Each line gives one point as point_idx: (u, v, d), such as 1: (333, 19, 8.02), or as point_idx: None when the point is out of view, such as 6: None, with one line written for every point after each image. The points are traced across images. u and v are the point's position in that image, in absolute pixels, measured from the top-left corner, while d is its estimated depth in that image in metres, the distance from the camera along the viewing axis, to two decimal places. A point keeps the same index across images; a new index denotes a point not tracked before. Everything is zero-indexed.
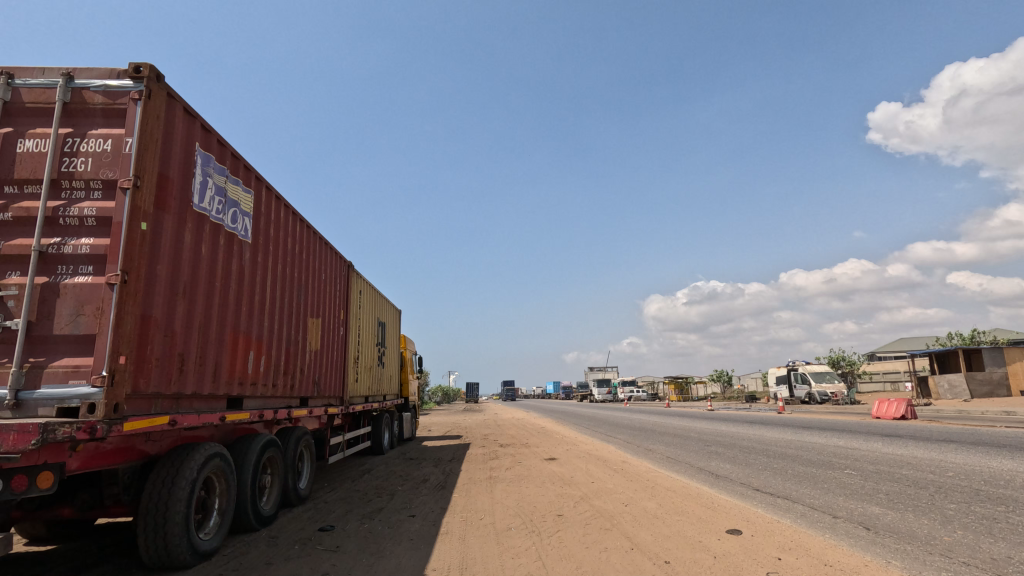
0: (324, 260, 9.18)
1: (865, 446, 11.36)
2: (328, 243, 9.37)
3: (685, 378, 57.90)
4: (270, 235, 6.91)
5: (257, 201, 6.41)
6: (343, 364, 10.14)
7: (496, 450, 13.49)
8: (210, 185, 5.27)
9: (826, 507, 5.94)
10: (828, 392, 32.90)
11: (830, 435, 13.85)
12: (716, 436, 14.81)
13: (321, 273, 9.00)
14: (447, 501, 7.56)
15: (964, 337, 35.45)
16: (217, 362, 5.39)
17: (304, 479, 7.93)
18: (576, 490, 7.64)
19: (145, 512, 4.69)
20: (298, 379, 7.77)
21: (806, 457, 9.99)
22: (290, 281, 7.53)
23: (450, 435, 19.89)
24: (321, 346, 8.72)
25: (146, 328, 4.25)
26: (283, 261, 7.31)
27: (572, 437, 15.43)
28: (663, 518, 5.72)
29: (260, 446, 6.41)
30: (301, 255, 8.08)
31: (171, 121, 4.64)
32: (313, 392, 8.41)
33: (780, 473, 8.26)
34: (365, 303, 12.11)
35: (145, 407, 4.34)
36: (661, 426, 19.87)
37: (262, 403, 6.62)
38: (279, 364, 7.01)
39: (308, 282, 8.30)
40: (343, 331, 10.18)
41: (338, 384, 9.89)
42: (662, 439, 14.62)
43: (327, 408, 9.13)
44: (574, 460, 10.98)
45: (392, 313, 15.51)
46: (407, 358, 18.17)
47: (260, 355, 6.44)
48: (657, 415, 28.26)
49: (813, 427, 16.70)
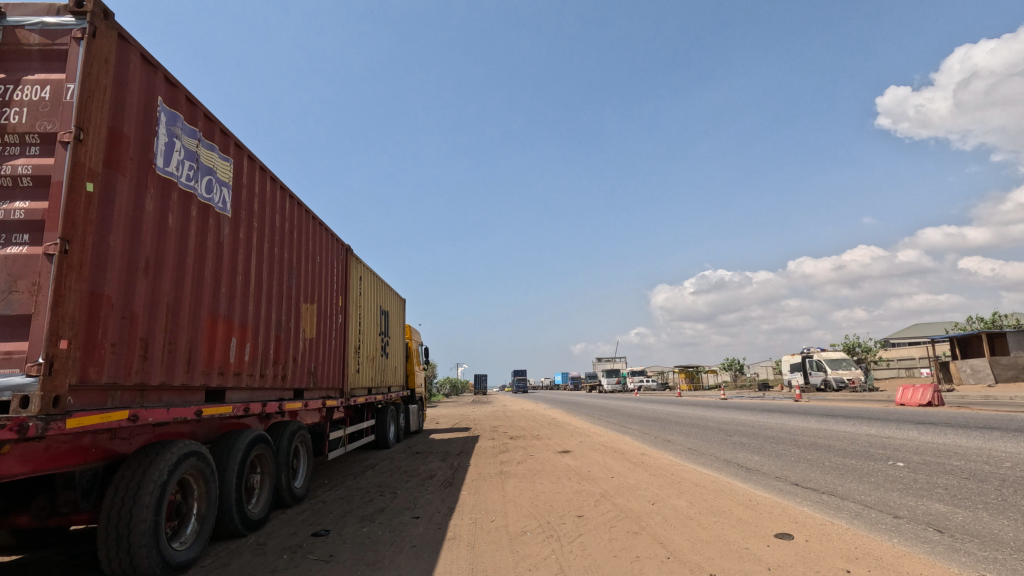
0: (318, 242, 8.52)
1: (901, 434, 10.62)
2: (323, 223, 8.73)
3: (696, 368, 57.05)
4: (255, 211, 6.24)
5: (236, 171, 5.75)
6: (342, 354, 9.52)
7: (506, 443, 12.86)
8: (177, 147, 4.62)
9: (881, 505, 5.24)
10: (845, 379, 32.06)
11: (859, 423, 13.10)
12: (737, 426, 14.09)
13: (316, 256, 8.36)
14: (455, 500, 6.91)
15: (986, 321, 34.45)
16: (190, 349, 4.77)
17: (299, 478, 7.34)
18: (596, 487, 6.98)
19: (106, 521, 4.08)
20: (292, 369, 7.16)
21: (839, 447, 9.27)
22: (279, 262, 6.87)
23: (457, 427, 19.30)
24: (316, 334, 8.10)
25: (96, 307, 3.62)
26: (271, 240, 6.65)
27: (584, 429, 14.75)
28: (699, 520, 5.03)
29: (247, 443, 5.81)
30: (292, 235, 7.42)
31: (124, 68, 3.98)
32: (309, 383, 7.79)
33: (818, 465, 7.55)
34: (366, 290, 11.47)
35: (99, 400, 3.73)
36: (676, 415, 19.20)
37: (249, 395, 5.99)
38: (268, 352, 6.38)
39: (301, 264, 7.64)
40: (341, 319, 9.55)
41: (338, 375, 9.28)
42: (678, 430, 13.95)
43: (326, 401, 8.51)
44: (589, 453, 10.34)
45: (396, 302, 14.90)
46: (412, 349, 17.57)
47: (245, 342, 5.81)
48: (671, 405, 27.57)
49: (837, 415, 15.98)
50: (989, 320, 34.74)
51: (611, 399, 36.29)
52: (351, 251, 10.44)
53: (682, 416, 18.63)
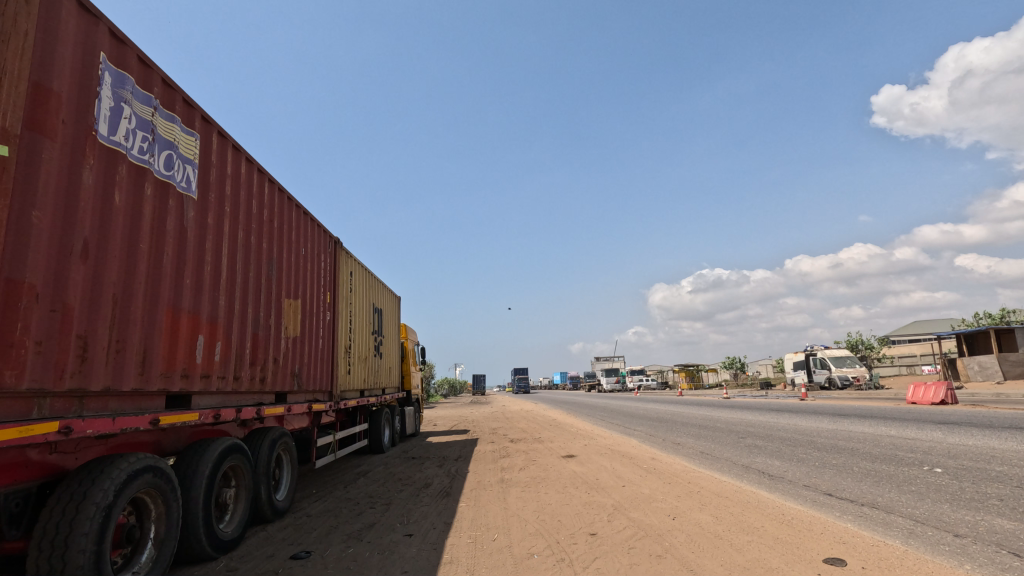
0: (302, 233, 7.86)
1: (925, 435, 10.06)
2: (309, 214, 8.09)
3: (696, 366, 56.53)
4: (228, 194, 5.59)
5: (203, 148, 5.09)
6: (330, 354, 8.87)
7: (506, 446, 12.24)
8: (126, 113, 3.97)
9: (934, 520, 4.62)
10: (850, 377, 31.54)
11: (876, 423, 12.53)
12: (747, 427, 13.51)
13: (300, 248, 7.71)
14: (452, 514, 6.27)
15: (992, 317, 34.02)
16: (145, 348, 4.12)
17: (282, 490, 6.70)
18: (607, 498, 6.34)
19: (37, 552, 3.45)
20: (272, 371, 6.51)
21: (864, 450, 8.68)
22: (256, 252, 6.21)
23: (455, 430, 18.65)
24: (301, 333, 7.45)
25: (11, 297, 2.99)
26: (247, 228, 5.99)
27: (588, 431, 14.14)
28: (730, 541, 4.41)
29: (219, 454, 5.17)
30: (272, 224, 6.76)
31: (53, 13, 3.34)
32: (292, 386, 7.13)
33: (848, 471, 6.94)
34: (357, 286, 10.81)
35: (21, 409, 3.10)
36: (682, 416, 18.62)
37: (221, 400, 5.34)
38: (243, 353, 5.73)
39: (282, 256, 6.98)
40: (329, 317, 8.89)
41: (326, 377, 8.63)
42: (686, 431, 13.36)
43: (312, 404, 7.86)
44: (595, 458, 9.72)
45: (391, 300, 14.27)
46: (408, 349, 16.93)
47: (215, 340, 5.15)
48: (673, 405, 27.01)
49: (849, 414, 15.44)
50: (994, 316, 34.31)
51: (612, 399, 35.71)
52: (340, 245, 9.78)
53: (688, 416, 18.05)
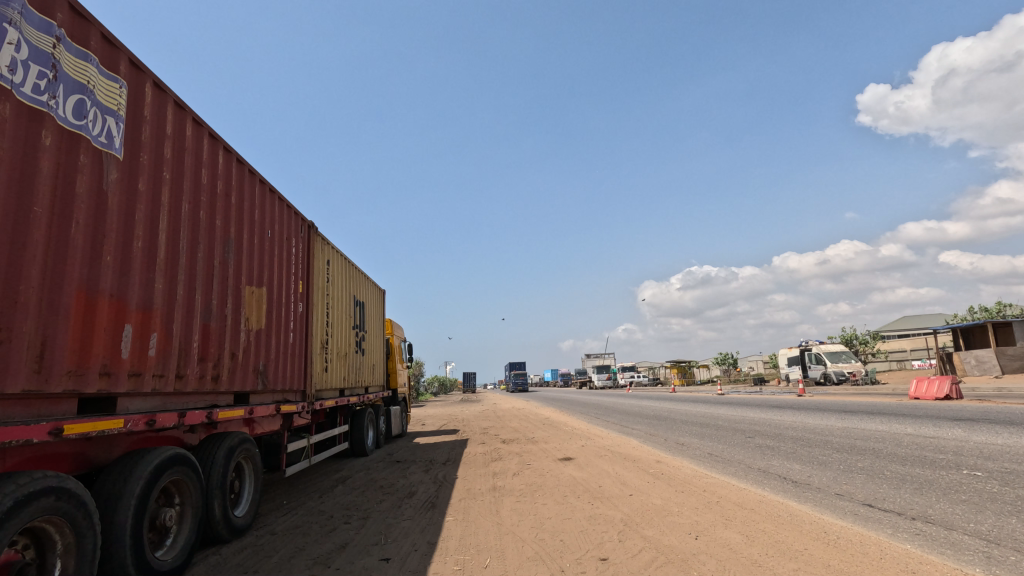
0: (268, 212, 6.95)
1: (946, 433, 9.42)
2: (277, 192, 7.19)
3: (688, 362, 56.03)
4: (174, 158, 4.72)
5: (136, 99, 4.23)
6: (302, 349, 7.99)
7: (498, 448, 11.44)
8: (14, 39, 3.10)
9: (1010, 540, 3.89)
10: (845, 373, 31.12)
11: (888, 420, 11.88)
12: (751, 425, 12.82)
13: (266, 230, 6.82)
14: (438, 532, 5.46)
15: (988, 311, 33.78)
16: (43, 338, 3.28)
17: (243, 505, 5.86)
18: (614, 512, 5.56)
19: None
20: (230, 368, 5.64)
21: (887, 451, 7.98)
22: (211, 230, 5.32)
23: (444, 430, 17.79)
24: (265, 325, 6.57)
25: None
26: (199, 201, 5.11)
27: (584, 430, 13.36)
28: (772, 570, 3.64)
29: (157, 468, 4.32)
30: (233, 199, 5.87)
31: None
32: (255, 385, 6.26)
33: (881, 477, 6.22)
34: (335, 276, 9.91)
35: None
36: (681, 413, 17.95)
37: (159, 404, 4.47)
38: (190, 347, 4.86)
39: (243, 236, 6.08)
40: (301, 308, 8.01)
41: (298, 374, 7.75)
42: (689, 430, 12.64)
43: (280, 405, 6.99)
44: (595, 461, 8.94)
45: (374, 293, 13.40)
46: (393, 345, 16.04)
47: (151, 331, 4.29)
48: (670, 401, 26.37)
49: (856, 410, 14.86)
50: (988, 310, 34.05)
51: (605, 397, 34.94)
52: (314, 230, 8.87)
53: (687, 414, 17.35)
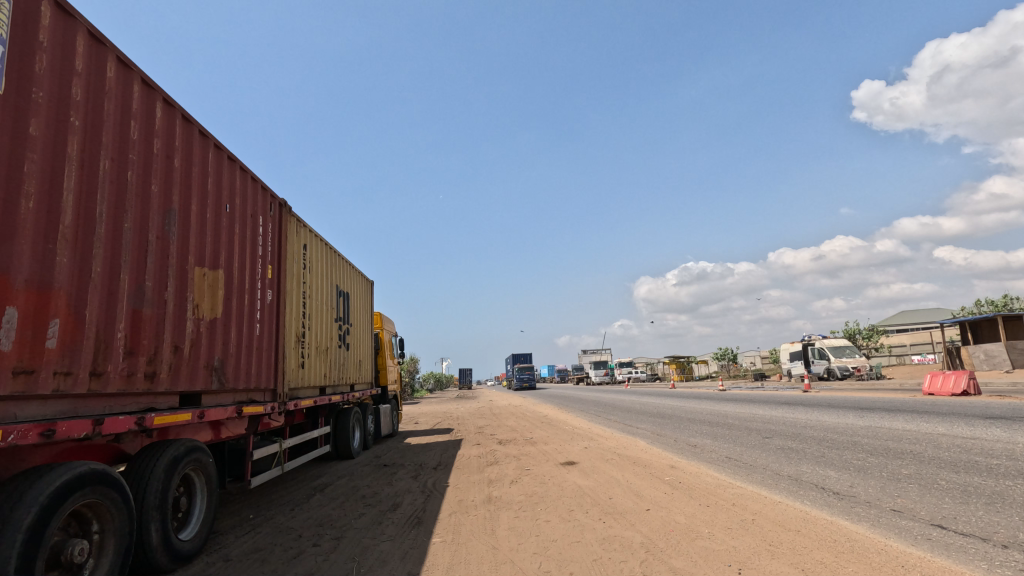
0: (229, 183, 5.99)
1: (985, 433, 8.59)
2: (239, 161, 6.23)
3: (687, 357, 55.20)
4: (88, 103, 3.79)
5: (26, 21, 3.30)
6: (271, 343, 7.06)
7: (493, 450, 10.56)
8: None
9: None
10: (850, 368, 30.40)
11: (914, 419, 11.05)
12: (765, 424, 11.97)
13: (225, 205, 5.87)
14: (421, 559, 4.57)
15: (996, 305, 33.03)
16: None
17: (190, 526, 4.96)
18: (632, 533, 4.70)
19: None
20: (173, 365, 4.72)
21: (929, 455, 7.13)
22: (145, 198, 4.38)
23: (437, 429, 16.86)
24: (222, 314, 5.64)
25: None
26: (129, 161, 4.19)
27: (586, 430, 12.49)
28: None
29: (61, 491, 3.42)
30: (178, 163, 4.92)
31: None
32: (208, 384, 5.34)
33: (939, 488, 5.36)
34: (313, 262, 8.95)
35: None
36: (687, 410, 17.10)
37: (66, 409, 3.56)
38: (114, 338, 3.95)
39: (192, 208, 5.12)
40: (270, 296, 7.07)
41: (265, 372, 6.82)
42: (699, 430, 11.77)
43: (243, 407, 6.08)
44: (602, 466, 8.06)
45: (360, 285, 12.45)
46: (383, 339, 15.10)
47: (51, 318, 3.39)
48: (671, 398, 25.52)
49: (873, 407, 14.04)
50: (995, 304, 33.33)
51: (604, 392, 34.02)
52: (287, 210, 7.90)
53: (693, 411, 16.49)
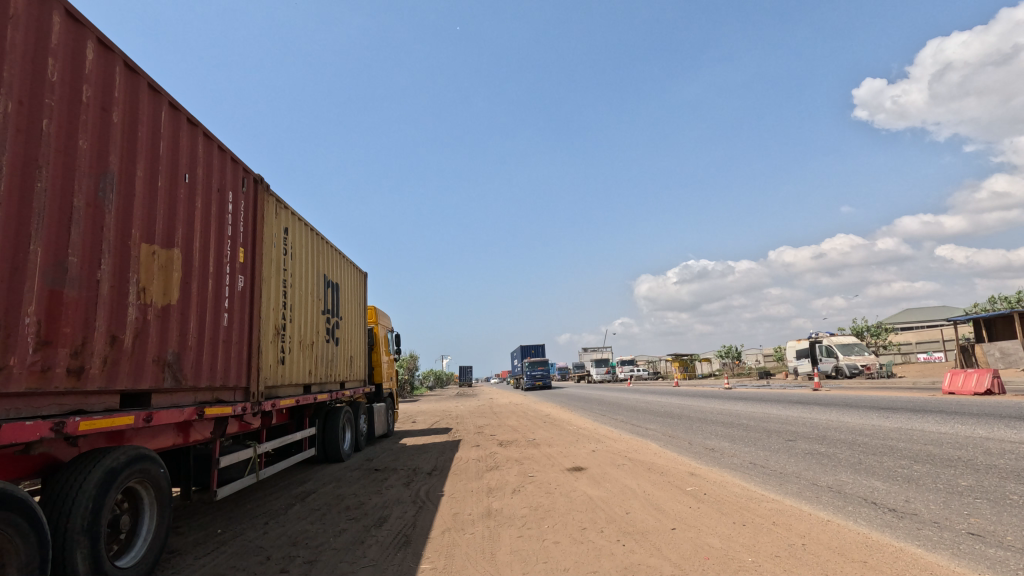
0: (188, 149, 5.17)
1: None
2: (201, 125, 5.40)
3: (690, 355, 54.44)
4: None
5: None
6: (244, 335, 6.27)
7: (493, 453, 9.78)
8: None
9: None
10: (859, 366, 29.62)
11: (947, 420, 10.27)
12: (785, 425, 11.18)
13: (183, 173, 5.05)
14: None
15: (1009, 302, 32.22)
16: None
17: (132, 552, 4.19)
18: (659, 561, 3.93)
19: None
20: (111, 360, 3.94)
21: (983, 462, 6.35)
22: (74, 155, 3.65)
23: (435, 428, 16.09)
24: (179, 300, 4.86)
25: None
26: (48, 108, 3.46)
27: (592, 432, 11.72)
28: None
29: None
30: (118, 116, 4.11)
31: None
32: (161, 383, 4.56)
33: (1016, 505, 4.57)
34: (295, 247, 8.16)
35: None
36: (696, 410, 16.31)
37: None
38: (21, 325, 3.20)
39: (138, 172, 4.33)
40: (242, 282, 6.27)
41: (236, 368, 6.03)
42: (714, 432, 10.99)
43: (207, 408, 5.31)
44: (613, 473, 7.29)
45: (350, 276, 11.65)
46: (377, 335, 14.29)
47: None
48: (676, 396, 24.73)
49: (896, 407, 13.25)
50: (1010, 302, 32.46)
51: (606, 391, 33.21)
52: (265, 188, 7.09)
53: (703, 411, 15.72)
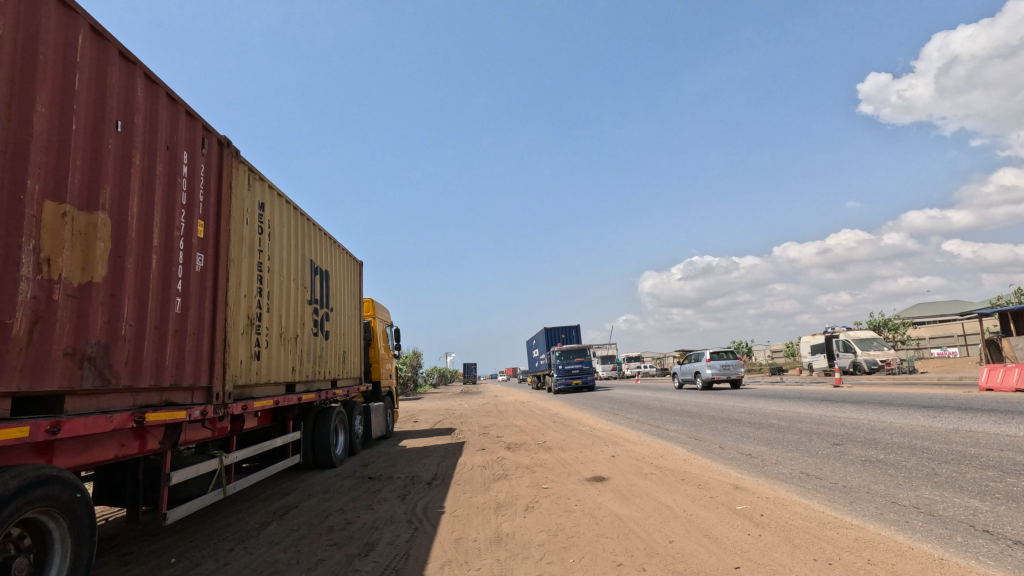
0: (123, 90, 4.13)
1: None
2: (140, 62, 4.34)
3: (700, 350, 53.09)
4: None
5: None
6: (204, 324, 5.26)
7: (500, 459, 8.75)
8: None
9: None
10: (880, 361, 28.41)
11: (1010, 420, 9.13)
12: (824, 426, 10.07)
13: (115, 119, 4.01)
14: None
15: None
16: None
17: None
18: None
19: None
20: None
21: None
22: None
23: (437, 429, 15.06)
24: (106, 274, 3.84)
25: None
26: None
27: (609, 434, 10.65)
28: None
29: None
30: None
31: None
32: (78, 384, 3.56)
33: None
34: (274, 226, 7.12)
35: None
36: (716, 408, 15.22)
37: None
38: None
39: (39, 108, 3.31)
40: (202, 260, 5.25)
41: (193, 364, 5.01)
42: (745, 433, 9.88)
43: (154, 415, 4.30)
44: (641, 485, 6.23)
45: (343, 263, 10.61)
46: (374, 328, 13.25)
47: None
48: (690, 393, 23.64)
49: (939, 406, 12.10)
50: None
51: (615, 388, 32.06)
52: (234, 152, 6.03)
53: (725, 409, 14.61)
